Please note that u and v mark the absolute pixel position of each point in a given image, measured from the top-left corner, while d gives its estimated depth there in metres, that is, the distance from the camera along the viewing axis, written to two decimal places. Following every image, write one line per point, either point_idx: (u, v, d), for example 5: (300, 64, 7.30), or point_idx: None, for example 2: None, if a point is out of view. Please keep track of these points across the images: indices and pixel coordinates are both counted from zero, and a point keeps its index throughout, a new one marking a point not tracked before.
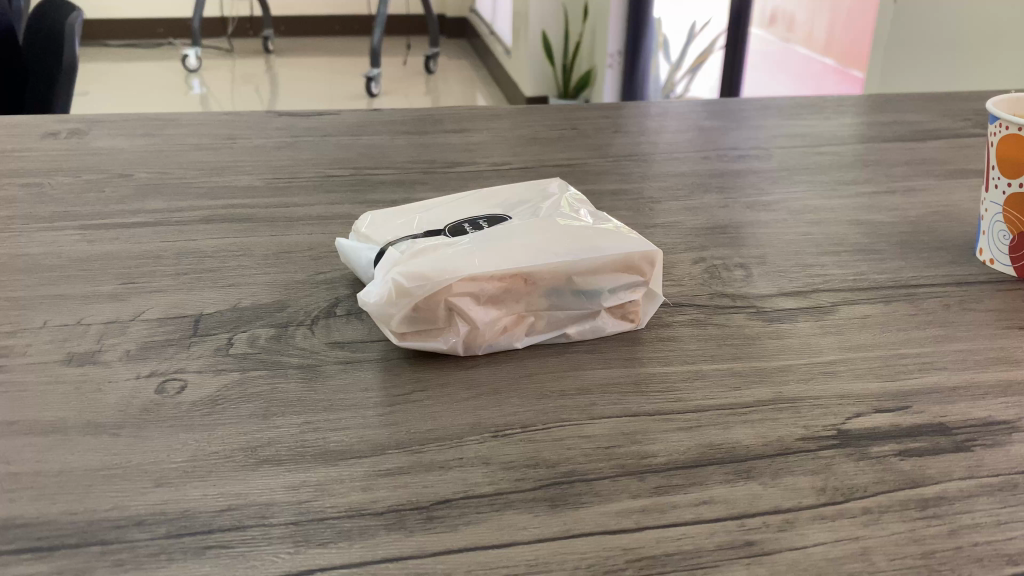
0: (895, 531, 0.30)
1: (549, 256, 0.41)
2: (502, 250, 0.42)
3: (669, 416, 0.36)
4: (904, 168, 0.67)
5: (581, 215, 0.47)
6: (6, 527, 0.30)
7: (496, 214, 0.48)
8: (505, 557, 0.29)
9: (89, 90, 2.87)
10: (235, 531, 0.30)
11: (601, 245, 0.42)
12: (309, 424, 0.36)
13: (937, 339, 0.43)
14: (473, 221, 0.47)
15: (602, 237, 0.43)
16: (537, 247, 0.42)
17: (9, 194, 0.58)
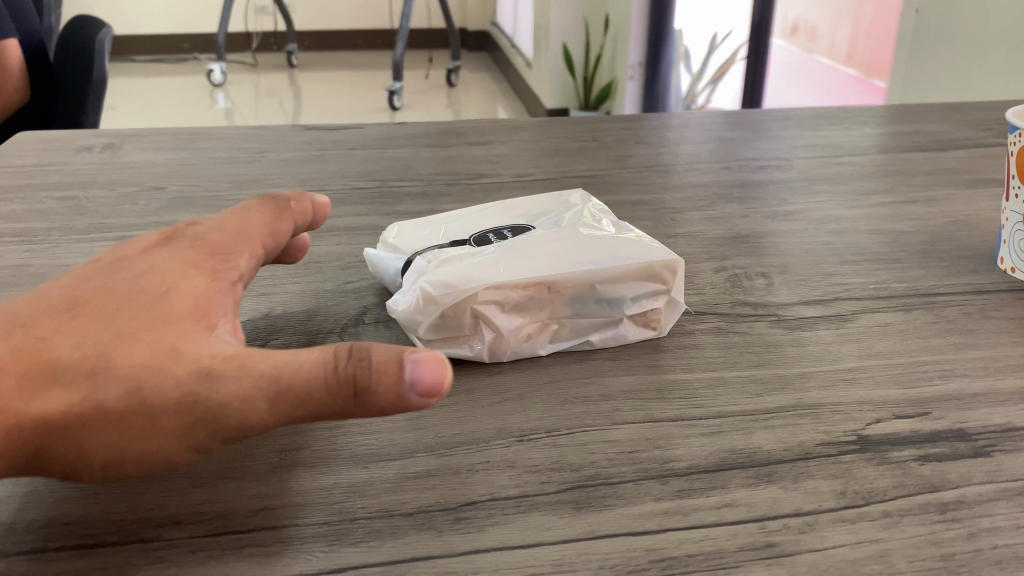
0: (914, 534, 0.31)
1: (573, 265, 0.42)
2: (527, 259, 0.43)
3: (691, 422, 0.37)
4: (926, 178, 0.68)
5: (605, 225, 0.48)
6: (51, 525, 0.31)
7: (522, 224, 0.49)
8: (531, 557, 0.30)
9: (116, 104, 2.92)
10: (270, 531, 0.31)
11: (623, 254, 0.43)
12: (340, 428, 0.37)
13: (957, 346, 0.43)
14: (500, 230, 0.48)
15: (625, 246, 0.44)
16: (561, 256, 0.43)
17: (46, 206, 0.59)
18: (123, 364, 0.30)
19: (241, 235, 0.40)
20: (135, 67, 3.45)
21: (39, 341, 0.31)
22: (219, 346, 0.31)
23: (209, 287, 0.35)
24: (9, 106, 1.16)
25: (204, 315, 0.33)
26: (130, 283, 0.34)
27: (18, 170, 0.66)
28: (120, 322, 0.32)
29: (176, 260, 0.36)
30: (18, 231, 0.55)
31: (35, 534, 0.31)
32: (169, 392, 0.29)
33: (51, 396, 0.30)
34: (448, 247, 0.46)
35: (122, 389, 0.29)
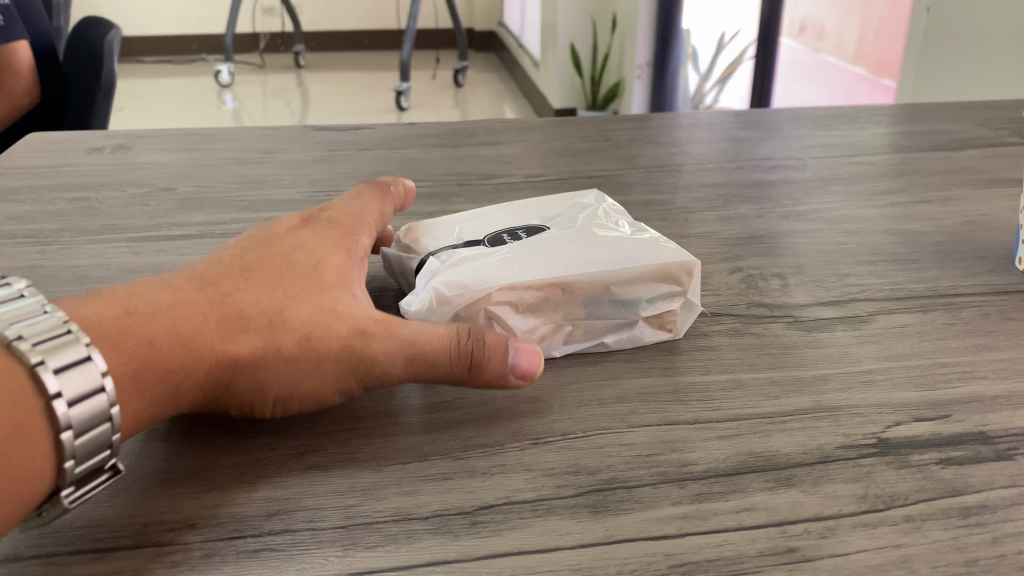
0: (937, 539, 0.30)
1: (586, 266, 0.42)
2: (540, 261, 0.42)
3: (708, 425, 0.37)
4: (941, 177, 0.67)
5: (619, 226, 0.47)
6: (65, 528, 0.31)
7: (535, 225, 0.48)
8: (549, 562, 0.29)
9: (124, 104, 2.93)
10: (285, 534, 0.31)
11: (637, 256, 0.43)
12: (354, 430, 0.36)
13: (976, 348, 0.43)
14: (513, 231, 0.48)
15: (639, 247, 0.43)
16: (574, 258, 0.43)
17: (57, 207, 0.59)
18: (295, 317, 0.36)
19: (357, 215, 0.46)
20: (143, 68, 3.46)
21: (222, 297, 0.37)
22: (368, 310, 0.37)
23: (346, 263, 0.41)
24: (18, 107, 1.16)
25: (348, 285, 0.39)
26: (283, 254, 0.40)
27: (29, 172, 0.66)
28: (287, 285, 0.38)
29: (318, 237, 0.42)
30: (29, 233, 0.55)
31: (47, 539, 0.30)
32: (333, 341, 0.36)
33: (238, 338, 0.35)
34: (461, 248, 0.46)
35: (294, 335, 0.36)
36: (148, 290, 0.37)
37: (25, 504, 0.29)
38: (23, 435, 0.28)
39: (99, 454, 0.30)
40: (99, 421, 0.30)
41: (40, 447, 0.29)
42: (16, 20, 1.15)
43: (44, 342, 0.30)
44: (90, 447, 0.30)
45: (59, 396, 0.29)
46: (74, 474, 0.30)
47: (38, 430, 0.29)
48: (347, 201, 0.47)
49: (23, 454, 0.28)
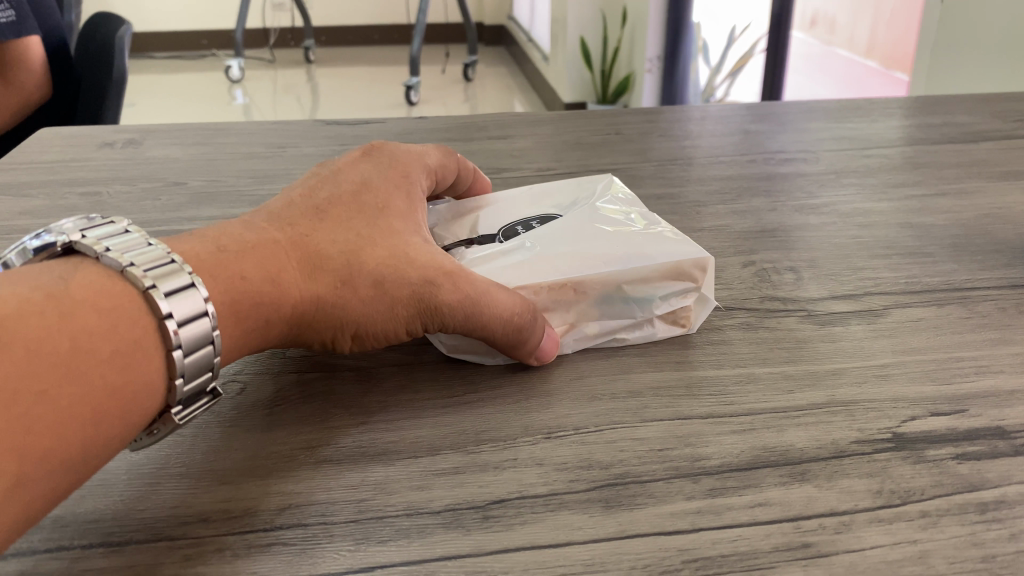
0: (954, 534, 0.30)
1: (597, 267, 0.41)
2: (550, 263, 0.42)
3: (721, 419, 0.36)
4: (956, 170, 0.67)
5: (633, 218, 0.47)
6: (78, 523, 0.31)
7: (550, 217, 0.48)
8: (562, 556, 0.29)
9: (135, 100, 2.93)
10: (296, 529, 0.30)
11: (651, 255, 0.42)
12: (366, 424, 0.36)
13: (993, 342, 0.42)
14: (529, 226, 0.47)
15: (652, 245, 0.43)
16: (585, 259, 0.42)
17: (68, 202, 0.59)
18: (369, 261, 0.38)
19: (423, 157, 0.47)
20: (155, 63, 3.46)
21: (301, 237, 0.39)
22: (435, 255, 0.39)
23: (410, 209, 0.43)
24: (29, 102, 1.16)
25: (413, 229, 0.41)
26: (354, 198, 0.41)
27: (40, 167, 0.66)
28: (359, 230, 0.40)
29: (386, 181, 0.43)
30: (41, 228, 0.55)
31: (59, 532, 0.30)
32: (404, 289, 0.38)
33: (319, 280, 0.37)
34: (473, 246, 0.45)
35: (369, 281, 0.38)
36: (233, 229, 0.38)
37: (141, 416, 0.30)
38: (140, 352, 0.30)
39: (204, 374, 0.32)
40: (204, 342, 0.32)
41: (154, 362, 0.31)
42: (27, 14, 1.15)
43: (154, 269, 0.32)
44: (198, 365, 0.32)
45: (170, 316, 0.31)
46: (184, 392, 0.31)
47: (152, 348, 0.31)
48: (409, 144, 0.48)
49: (140, 371, 0.30)
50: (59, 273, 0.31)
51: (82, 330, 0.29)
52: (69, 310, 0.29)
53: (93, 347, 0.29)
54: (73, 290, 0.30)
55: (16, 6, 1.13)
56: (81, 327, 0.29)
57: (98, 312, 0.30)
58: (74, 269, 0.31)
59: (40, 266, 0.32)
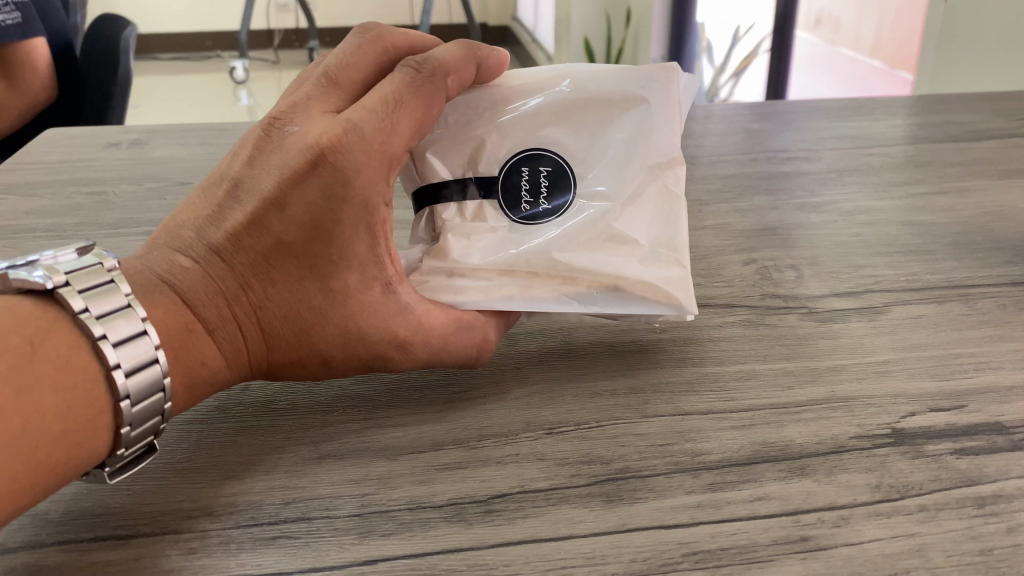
0: (951, 528, 0.30)
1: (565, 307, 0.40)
2: (525, 293, 0.40)
3: (721, 415, 0.37)
4: (958, 168, 0.67)
5: (639, 213, 0.42)
6: (86, 516, 0.31)
7: (555, 175, 0.42)
8: (563, 550, 0.29)
9: (141, 101, 2.94)
10: (301, 522, 0.31)
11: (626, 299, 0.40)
12: (369, 420, 0.37)
13: (992, 339, 0.42)
14: (536, 172, 0.42)
15: (635, 280, 0.40)
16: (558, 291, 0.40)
17: (75, 201, 0.60)
18: (323, 339, 0.36)
19: (385, 147, 0.36)
20: (160, 65, 3.48)
21: (254, 304, 0.36)
22: (396, 317, 0.37)
23: (376, 240, 0.36)
24: (34, 102, 1.17)
25: (375, 274, 0.37)
26: (308, 243, 0.36)
27: (47, 167, 0.67)
28: (313, 294, 0.36)
29: (344, 213, 0.35)
30: (48, 227, 0.55)
31: (67, 526, 0.31)
32: (359, 362, 0.37)
33: (274, 354, 0.37)
34: (460, 207, 0.42)
35: (323, 359, 0.37)
36: (186, 287, 0.36)
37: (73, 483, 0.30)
38: (90, 430, 0.30)
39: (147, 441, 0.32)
40: (153, 417, 0.32)
41: (101, 439, 0.30)
42: (33, 17, 1.16)
43: (123, 341, 0.31)
44: (143, 438, 0.32)
45: (126, 397, 0.31)
46: (122, 458, 0.31)
47: (102, 425, 0.30)
48: (375, 104, 0.37)
49: (87, 448, 0.30)
50: (26, 332, 0.30)
51: (36, 411, 0.29)
52: (27, 386, 0.29)
53: (43, 428, 0.29)
54: (38, 358, 0.30)
55: (22, 9, 1.15)
56: (36, 407, 0.29)
57: (56, 390, 0.29)
58: (44, 329, 0.31)
59: (11, 307, 0.31)
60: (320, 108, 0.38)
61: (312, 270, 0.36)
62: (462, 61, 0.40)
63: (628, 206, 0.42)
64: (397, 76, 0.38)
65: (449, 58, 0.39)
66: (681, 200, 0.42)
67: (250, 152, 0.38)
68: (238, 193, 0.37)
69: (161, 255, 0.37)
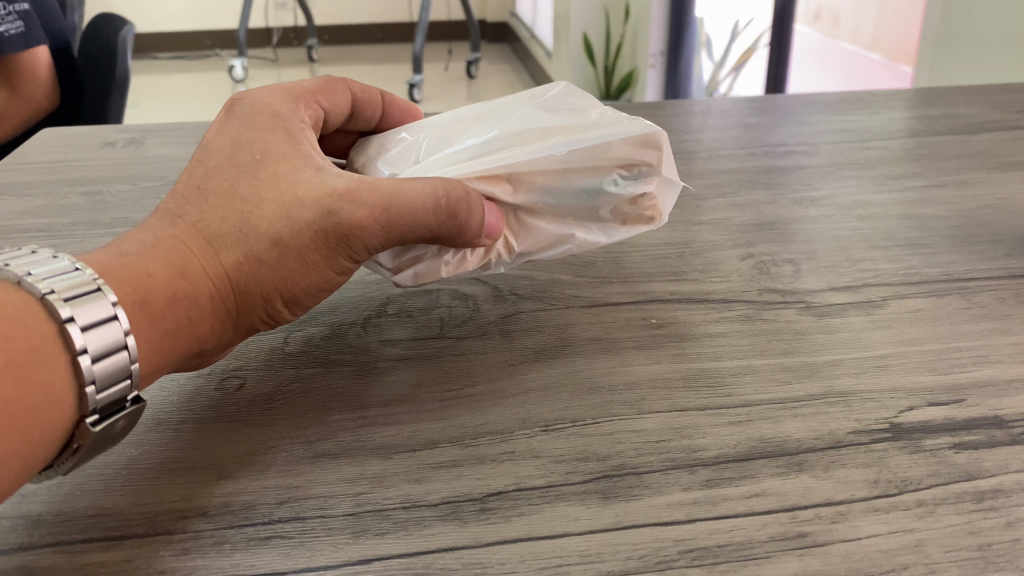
0: (950, 523, 0.30)
1: (530, 157, 0.40)
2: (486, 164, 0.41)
3: (718, 411, 0.37)
4: (957, 161, 0.66)
5: (580, 107, 0.44)
6: (79, 518, 0.31)
7: (491, 120, 0.45)
8: (558, 548, 0.29)
9: (140, 101, 2.94)
10: (295, 521, 0.31)
11: (588, 134, 0.41)
12: (365, 419, 0.36)
13: (991, 332, 0.42)
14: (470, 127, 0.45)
15: (589, 126, 0.41)
16: (517, 152, 0.41)
17: (70, 202, 0.60)
18: (263, 218, 0.38)
19: (289, 88, 0.45)
20: (159, 64, 3.47)
21: (194, 222, 0.39)
22: (332, 179, 0.38)
23: (294, 139, 0.41)
24: (36, 111, 1.18)
25: (302, 162, 0.40)
26: (231, 158, 0.40)
27: (42, 167, 0.66)
28: (246, 189, 0.39)
29: (256, 125, 0.42)
30: (43, 227, 0.55)
31: (60, 527, 0.31)
32: (311, 230, 0.37)
33: (223, 255, 0.38)
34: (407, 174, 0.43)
35: (271, 237, 0.38)
36: (129, 236, 0.39)
37: (52, 434, 0.31)
38: (41, 359, 0.31)
39: (117, 380, 0.32)
40: (112, 343, 0.32)
41: (58, 369, 0.31)
42: (36, 25, 1.16)
43: (54, 278, 0.32)
44: (108, 374, 0.32)
45: (72, 321, 0.31)
46: (96, 401, 0.32)
47: (54, 356, 0.31)
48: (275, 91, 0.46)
49: (44, 376, 0.30)
50: None
51: None
52: None
53: None
54: None
55: (26, 19, 1.15)
56: None
57: None
58: None
59: None
60: None
61: (240, 175, 0.40)
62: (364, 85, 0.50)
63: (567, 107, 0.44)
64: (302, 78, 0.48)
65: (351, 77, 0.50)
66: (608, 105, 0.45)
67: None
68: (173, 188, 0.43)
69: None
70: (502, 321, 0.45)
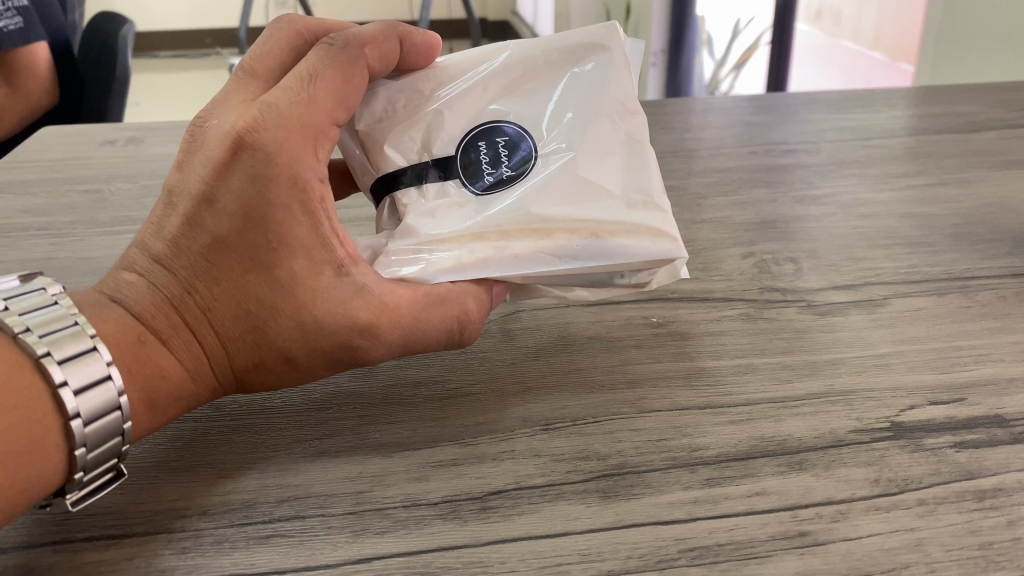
0: (951, 522, 0.30)
1: (548, 266, 0.39)
2: (501, 253, 0.39)
3: (719, 409, 0.36)
4: (959, 159, 0.66)
5: (607, 163, 0.41)
6: (78, 517, 0.31)
7: (515, 143, 0.42)
8: (558, 547, 0.29)
9: (141, 99, 2.94)
10: (295, 521, 0.31)
11: (613, 243, 0.39)
12: (366, 418, 0.36)
13: (993, 331, 0.42)
14: (493, 145, 0.42)
15: (617, 224, 0.40)
16: (538, 247, 0.39)
17: (70, 199, 0.60)
18: (278, 333, 0.35)
19: (305, 121, 0.36)
20: (159, 62, 3.47)
21: (203, 307, 0.36)
22: (354, 300, 0.36)
23: (315, 220, 0.35)
24: (36, 107, 1.18)
25: (324, 256, 0.35)
26: (244, 236, 0.35)
27: (42, 165, 0.66)
28: (259, 288, 0.35)
29: (273, 193, 0.35)
30: (43, 225, 0.55)
31: (59, 526, 0.31)
32: (325, 356, 0.36)
33: (234, 360, 0.36)
34: (419, 190, 0.41)
35: (284, 355, 0.36)
36: (133, 304, 0.35)
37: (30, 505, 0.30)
38: (39, 451, 0.30)
39: (110, 462, 0.32)
40: (110, 436, 0.31)
41: (55, 461, 0.30)
42: (34, 20, 1.16)
43: (68, 359, 0.31)
44: (101, 459, 0.31)
45: (77, 416, 0.30)
46: (83, 481, 0.31)
47: (53, 446, 0.30)
48: (291, 84, 0.37)
49: (40, 470, 0.30)
50: None
51: None
52: None
53: None
54: None
55: (25, 14, 1.15)
56: None
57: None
58: None
59: None
60: (238, 99, 0.39)
61: (255, 263, 0.35)
62: (382, 38, 0.40)
63: (598, 160, 0.41)
64: (314, 55, 0.38)
65: (366, 33, 0.40)
66: (644, 149, 0.42)
67: (175, 161, 0.37)
68: (169, 200, 0.37)
69: (109, 277, 0.37)
70: (503, 320, 0.45)
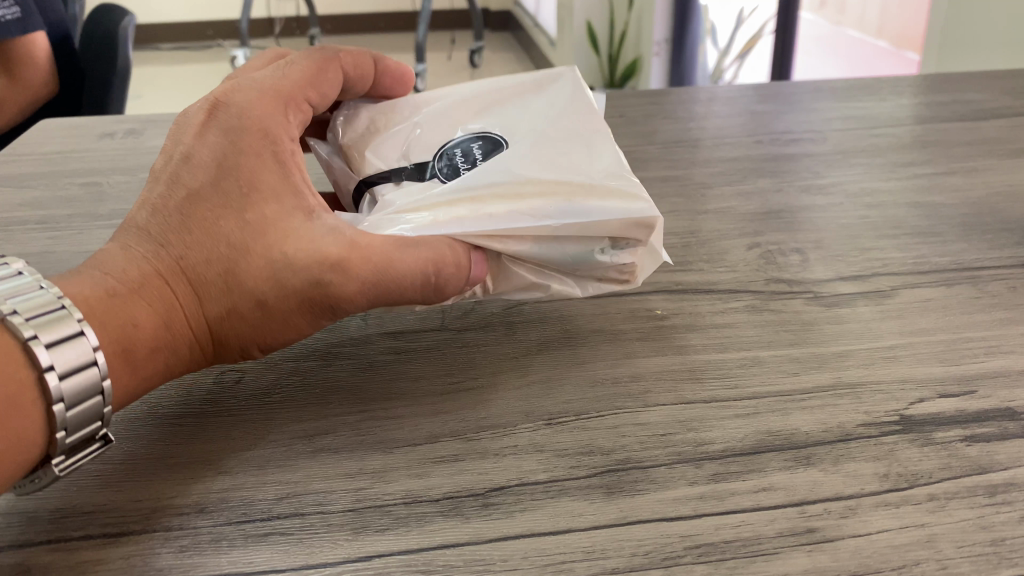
0: (962, 517, 0.30)
1: (523, 225, 0.38)
2: (475, 218, 0.38)
3: (725, 403, 0.36)
4: (968, 148, 0.65)
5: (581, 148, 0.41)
6: (74, 515, 0.31)
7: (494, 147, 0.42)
8: (561, 544, 0.29)
9: (143, 93, 2.92)
10: (294, 518, 0.30)
11: (586, 204, 0.38)
12: (366, 414, 0.36)
13: (1004, 322, 0.41)
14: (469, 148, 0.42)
15: (590, 188, 0.39)
16: (511, 208, 0.38)
17: (68, 194, 0.59)
18: (249, 272, 0.35)
19: (280, 94, 0.40)
20: (160, 55, 3.45)
21: (175, 257, 0.36)
22: (324, 235, 0.35)
23: (285, 170, 0.37)
24: (36, 99, 1.17)
25: (293, 202, 0.37)
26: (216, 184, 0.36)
27: (40, 159, 0.66)
28: (231, 230, 0.36)
29: (245, 144, 0.37)
30: (41, 219, 0.55)
31: (55, 525, 0.30)
32: (298, 296, 0.35)
33: (206, 308, 0.35)
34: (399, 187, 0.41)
35: (256, 296, 0.35)
36: (108, 260, 0.36)
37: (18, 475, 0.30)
38: (14, 404, 0.29)
39: (91, 422, 0.31)
40: (89, 394, 0.31)
41: (32, 417, 0.30)
42: (33, 11, 1.15)
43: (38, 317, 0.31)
44: (81, 418, 0.31)
45: (51, 369, 0.30)
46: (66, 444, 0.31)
47: (30, 402, 0.30)
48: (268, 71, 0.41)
49: (17, 427, 0.29)
50: None
51: None
52: None
53: None
54: None
55: (24, 6, 1.14)
56: None
57: None
58: None
59: None
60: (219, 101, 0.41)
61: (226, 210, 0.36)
62: (359, 54, 0.45)
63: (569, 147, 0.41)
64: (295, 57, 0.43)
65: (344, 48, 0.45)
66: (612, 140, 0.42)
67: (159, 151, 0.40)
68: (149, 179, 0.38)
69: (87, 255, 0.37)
70: (504, 313, 0.44)
